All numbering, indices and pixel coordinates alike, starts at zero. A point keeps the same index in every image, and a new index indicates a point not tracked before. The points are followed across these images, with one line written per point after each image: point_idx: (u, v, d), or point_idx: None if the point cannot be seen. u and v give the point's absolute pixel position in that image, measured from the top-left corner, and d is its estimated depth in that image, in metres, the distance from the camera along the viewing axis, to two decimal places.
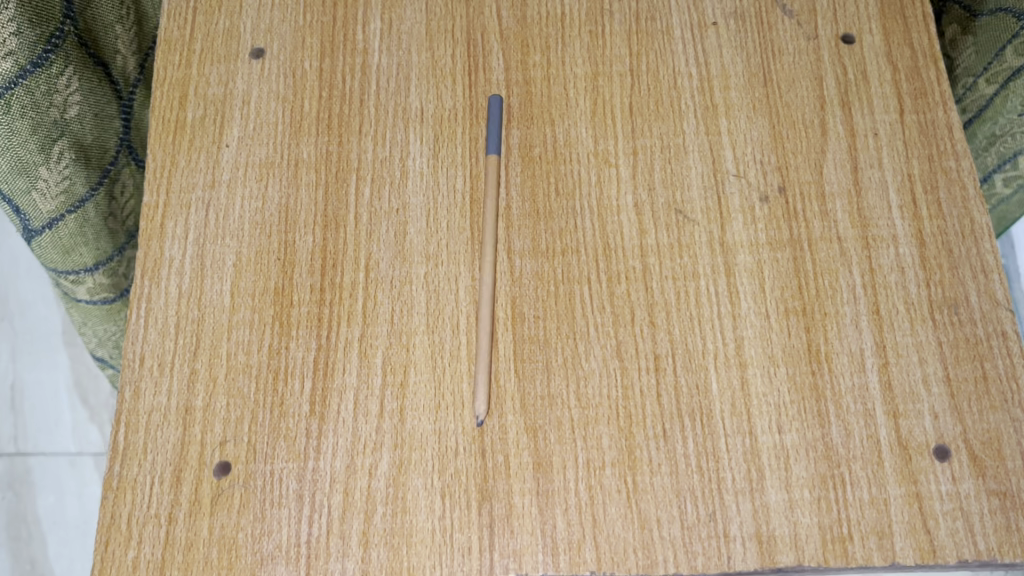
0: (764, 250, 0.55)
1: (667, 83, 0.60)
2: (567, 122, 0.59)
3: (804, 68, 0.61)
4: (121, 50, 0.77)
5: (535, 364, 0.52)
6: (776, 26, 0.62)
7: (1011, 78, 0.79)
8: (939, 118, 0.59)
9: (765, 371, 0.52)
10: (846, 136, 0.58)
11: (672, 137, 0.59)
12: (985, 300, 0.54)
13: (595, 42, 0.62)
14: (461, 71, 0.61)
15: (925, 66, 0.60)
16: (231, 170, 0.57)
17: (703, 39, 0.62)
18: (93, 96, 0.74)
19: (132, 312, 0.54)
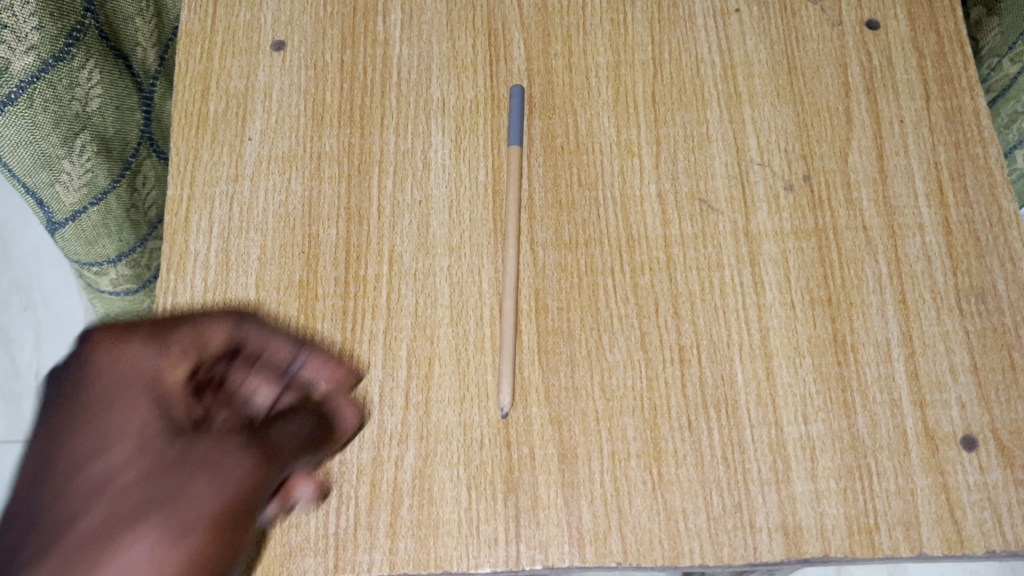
0: (789, 240, 0.55)
1: (690, 71, 0.60)
2: (590, 112, 0.59)
3: (828, 55, 0.60)
4: (141, 42, 0.77)
5: (560, 355, 0.52)
6: (800, 13, 0.61)
7: None
8: (966, 105, 0.58)
9: (791, 361, 0.52)
10: (872, 123, 0.58)
11: (696, 126, 0.58)
12: (1013, 289, 0.53)
13: (617, 30, 0.61)
14: (482, 62, 0.60)
15: (951, 51, 0.60)
16: (254, 163, 0.58)
17: (726, 26, 0.61)
18: (114, 88, 0.74)
19: (158, 305, 0.54)
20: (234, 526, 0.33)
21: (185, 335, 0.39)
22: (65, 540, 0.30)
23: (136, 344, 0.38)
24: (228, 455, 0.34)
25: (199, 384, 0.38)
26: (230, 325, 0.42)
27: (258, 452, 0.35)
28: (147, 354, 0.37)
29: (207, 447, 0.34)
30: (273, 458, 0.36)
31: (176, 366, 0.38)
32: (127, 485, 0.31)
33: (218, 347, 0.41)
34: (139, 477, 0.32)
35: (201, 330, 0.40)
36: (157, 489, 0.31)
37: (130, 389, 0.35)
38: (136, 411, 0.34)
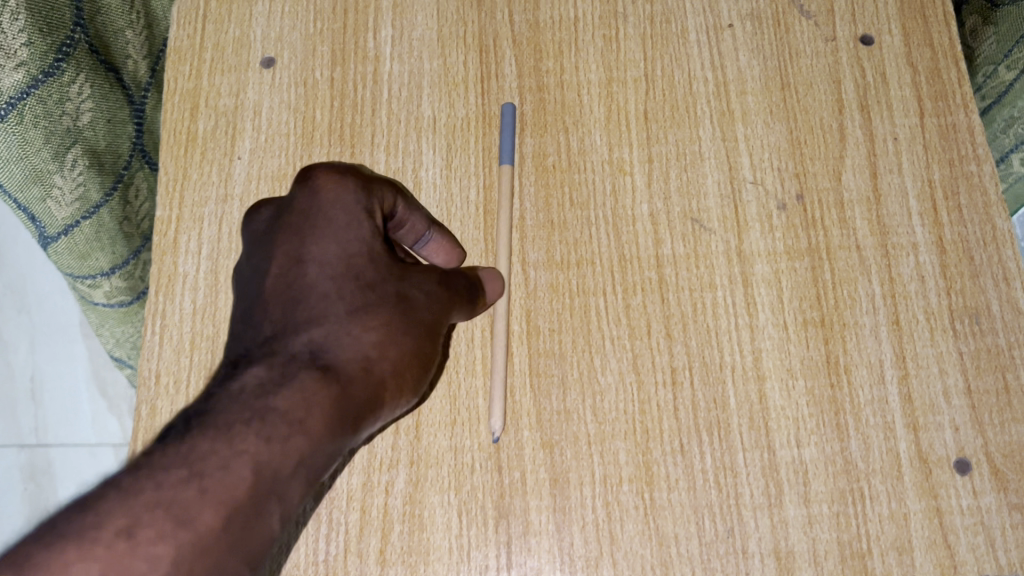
0: (782, 260, 0.55)
1: (682, 88, 0.59)
2: (582, 130, 0.58)
3: (822, 72, 0.59)
4: (132, 55, 0.76)
5: (551, 378, 0.52)
6: (794, 28, 0.61)
7: None
8: (960, 122, 0.58)
9: (783, 384, 0.52)
10: (865, 141, 0.57)
11: (688, 144, 0.58)
12: (1007, 309, 0.53)
13: (609, 46, 0.61)
14: (473, 79, 0.60)
15: (946, 67, 0.59)
16: (243, 183, 0.57)
17: (719, 41, 0.61)
18: (105, 102, 0.73)
19: (147, 328, 0.54)
20: (398, 381, 0.46)
21: (353, 207, 0.48)
22: (305, 421, 0.41)
23: (323, 233, 0.48)
24: (402, 334, 0.46)
25: (371, 245, 0.48)
26: (364, 198, 0.49)
27: (440, 300, 0.49)
28: (332, 236, 0.47)
29: (395, 317, 0.47)
30: (446, 300, 0.49)
31: (359, 237, 0.48)
32: (373, 365, 0.45)
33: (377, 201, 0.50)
34: (375, 360, 0.45)
35: (369, 186, 0.50)
36: (375, 369, 0.45)
37: (319, 271, 0.47)
38: (342, 299, 0.46)
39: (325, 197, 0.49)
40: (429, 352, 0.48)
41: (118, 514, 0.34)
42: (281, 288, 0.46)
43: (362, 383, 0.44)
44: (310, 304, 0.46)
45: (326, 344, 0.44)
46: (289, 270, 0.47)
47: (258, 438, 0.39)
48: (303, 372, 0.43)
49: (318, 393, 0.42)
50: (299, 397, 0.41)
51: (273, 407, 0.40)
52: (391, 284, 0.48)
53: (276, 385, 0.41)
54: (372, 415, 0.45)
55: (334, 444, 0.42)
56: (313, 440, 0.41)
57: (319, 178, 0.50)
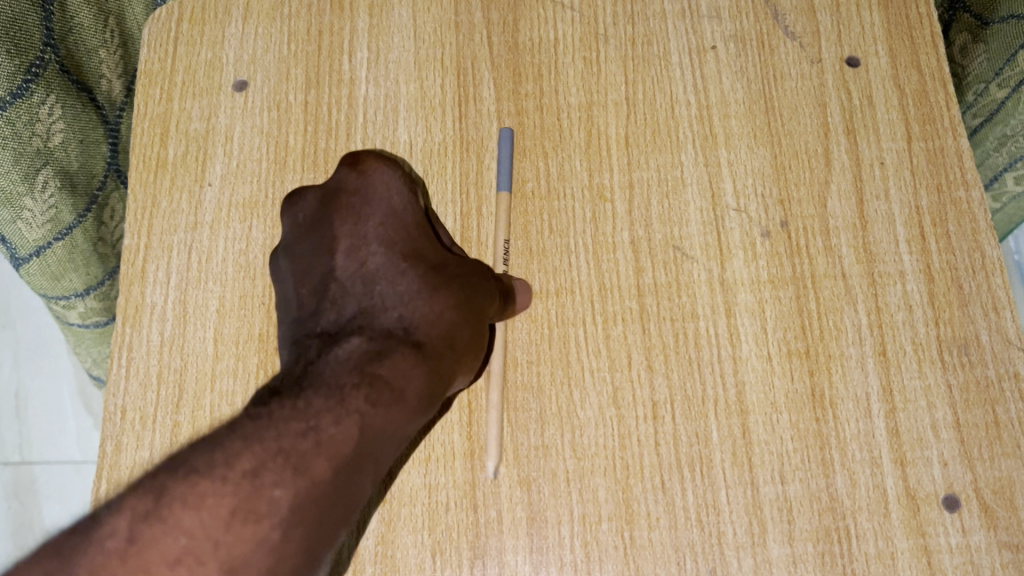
0: (766, 289, 0.53)
1: (664, 112, 0.58)
2: (561, 155, 0.57)
3: (807, 94, 0.58)
4: (106, 74, 0.74)
5: (529, 413, 0.51)
6: (778, 50, 0.59)
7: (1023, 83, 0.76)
8: (948, 146, 0.56)
9: (767, 418, 0.50)
10: (851, 166, 0.56)
11: (670, 169, 0.56)
12: (997, 339, 0.51)
13: (589, 69, 0.60)
14: (451, 103, 0.58)
15: (934, 90, 0.58)
16: (213, 211, 0.56)
17: (702, 64, 0.59)
18: (77, 123, 0.72)
19: (113, 361, 0.52)
20: (471, 356, 0.48)
21: (404, 193, 0.50)
22: (403, 388, 0.43)
23: (383, 216, 0.49)
24: (473, 312, 0.48)
25: (424, 230, 0.49)
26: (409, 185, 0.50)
27: (498, 286, 0.51)
28: (393, 218, 0.49)
29: (468, 294, 0.48)
30: (503, 287, 0.51)
31: (414, 221, 0.49)
32: (451, 339, 0.46)
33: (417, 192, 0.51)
34: (454, 334, 0.47)
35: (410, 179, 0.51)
36: (454, 343, 0.46)
37: (391, 249, 0.48)
38: (417, 275, 0.47)
39: (376, 180, 0.50)
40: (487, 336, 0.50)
41: (245, 458, 0.36)
42: (352, 268, 0.47)
43: (443, 355, 0.46)
44: (386, 280, 0.47)
45: (410, 317, 0.46)
46: (356, 249, 0.48)
47: (363, 398, 0.41)
48: (397, 343, 0.44)
49: (409, 361, 0.44)
50: (396, 363, 0.43)
51: (375, 373, 0.42)
52: (456, 266, 0.49)
53: (370, 355, 0.43)
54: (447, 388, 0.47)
55: (419, 414, 0.44)
56: (408, 405, 0.43)
57: (366, 162, 0.50)
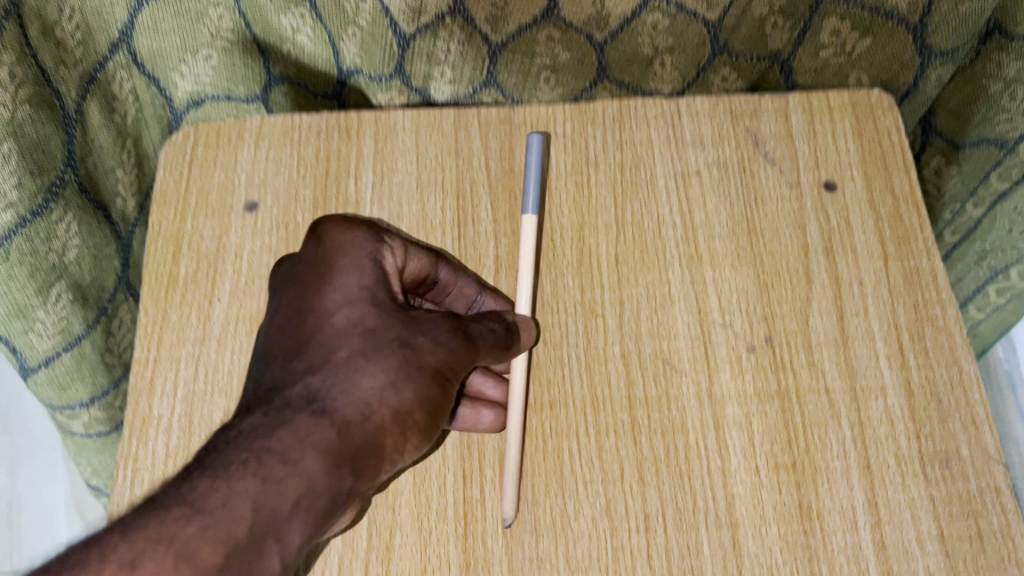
0: (752, 402, 0.55)
1: (651, 232, 0.61)
2: (555, 272, 0.60)
3: (787, 216, 0.61)
4: (121, 192, 0.78)
5: (448, 521, 0.52)
6: (759, 174, 0.63)
7: (999, 200, 0.84)
8: (923, 266, 0.59)
9: (757, 530, 0.52)
10: (831, 285, 0.59)
11: (659, 286, 0.59)
12: (977, 453, 0.53)
13: (581, 191, 0.63)
14: (450, 223, 0.62)
15: (907, 212, 0.61)
16: (221, 325, 0.58)
17: (687, 187, 0.63)
18: (93, 238, 0.75)
19: (119, 471, 0.54)
20: (404, 421, 0.48)
21: (361, 256, 0.52)
22: (298, 460, 0.44)
23: (328, 282, 0.51)
24: (409, 378, 0.48)
25: (373, 292, 0.51)
26: (367, 246, 0.53)
27: (454, 344, 0.50)
28: (339, 283, 0.51)
29: (398, 364, 0.48)
30: (463, 344, 0.50)
31: (361, 285, 0.51)
32: (372, 411, 0.47)
33: (385, 250, 0.53)
34: (376, 403, 0.47)
35: (380, 238, 0.54)
36: (372, 418, 0.47)
37: (331, 317, 0.50)
38: (349, 340, 0.49)
39: (332, 246, 0.53)
40: (445, 393, 0.50)
41: (122, 549, 0.40)
42: (293, 332, 0.50)
43: (356, 429, 0.46)
44: (321, 346, 0.49)
45: (321, 389, 0.47)
46: (302, 314, 0.51)
47: (260, 478, 0.43)
48: (300, 413, 0.46)
49: (312, 434, 0.45)
50: (291, 437, 0.44)
51: (267, 448, 0.44)
52: (397, 330, 0.50)
53: (265, 429, 0.45)
54: (375, 460, 0.47)
55: (331, 486, 0.45)
56: (312, 477, 0.44)
57: (326, 229, 0.54)
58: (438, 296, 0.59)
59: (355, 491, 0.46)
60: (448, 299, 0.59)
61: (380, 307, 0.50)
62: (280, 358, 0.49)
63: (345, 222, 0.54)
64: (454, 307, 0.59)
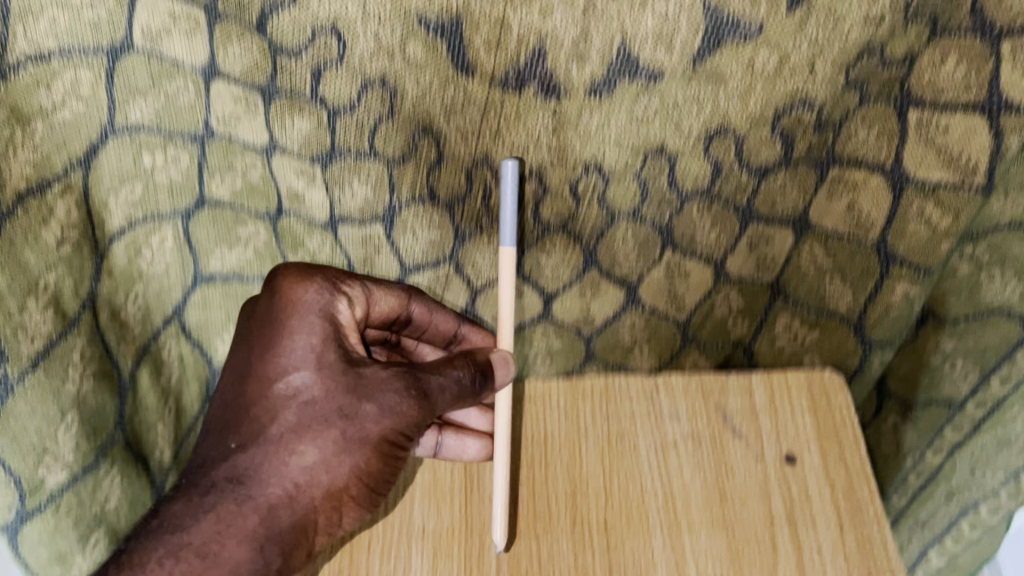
0: None
1: (635, 500, 0.69)
2: (550, 537, 0.67)
3: (754, 487, 0.69)
4: (161, 444, 0.81)
5: None
6: (729, 447, 0.72)
7: (958, 448, 0.86)
8: (874, 534, 0.66)
9: None
10: (794, 553, 0.65)
11: (642, 552, 0.66)
12: None
13: (573, 461, 0.72)
14: (458, 488, 0.69)
15: (860, 485, 0.68)
16: None
17: (666, 460, 0.71)
18: (131, 488, 0.77)
19: None
20: (335, 502, 0.55)
21: (312, 315, 0.57)
22: (218, 554, 0.52)
23: (278, 343, 0.56)
24: (352, 452, 0.54)
25: (320, 353, 0.56)
26: (315, 305, 0.57)
27: (407, 407, 0.55)
28: (287, 345, 0.56)
29: (338, 437, 0.54)
30: (417, 403, 0.55)
31: (309, 346, 0.56)
32: (300, 492, 0.54)
33: (341, 301, 0.59)
34: (310, 483, 0.54)
35: (336, 289, 0.59)
36: (298, 501, 0.54)
37: (280, 380, 0.55)
38: (292, 407, 0.55)
39: (283, 308, 0.57)
40: (394, 447, 0.56)
41: None
42: (249, 391, 0.56)
43: (285, 514, 0.53)
44: (265, 411, 0.55)
45: (246, 472, 0.54)
46: (254, 376, 0.56)
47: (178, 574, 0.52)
48: (223, 501, 0.53)
49: (231, 524, 0.53)
50: (209, 531, 0.52)
51: (185, 544, 0.52)
52: (345, 398, 0.55)
53: (186, 522, 0.53)
54: (302, 541, 0.54)
55: (258, 566, 0.53)
56: (236, 564, 0.52)
57: (279, 288, 0.58)
58: (418, 330, 0.66)
59: (284, 569, 0.54)
60: (427, 331, 0.66)
61: (326, 370, 0.55)
62: (216, 434, 0.56)
63: (302, 273, 0.59)
64: (434, 336, 0.67)
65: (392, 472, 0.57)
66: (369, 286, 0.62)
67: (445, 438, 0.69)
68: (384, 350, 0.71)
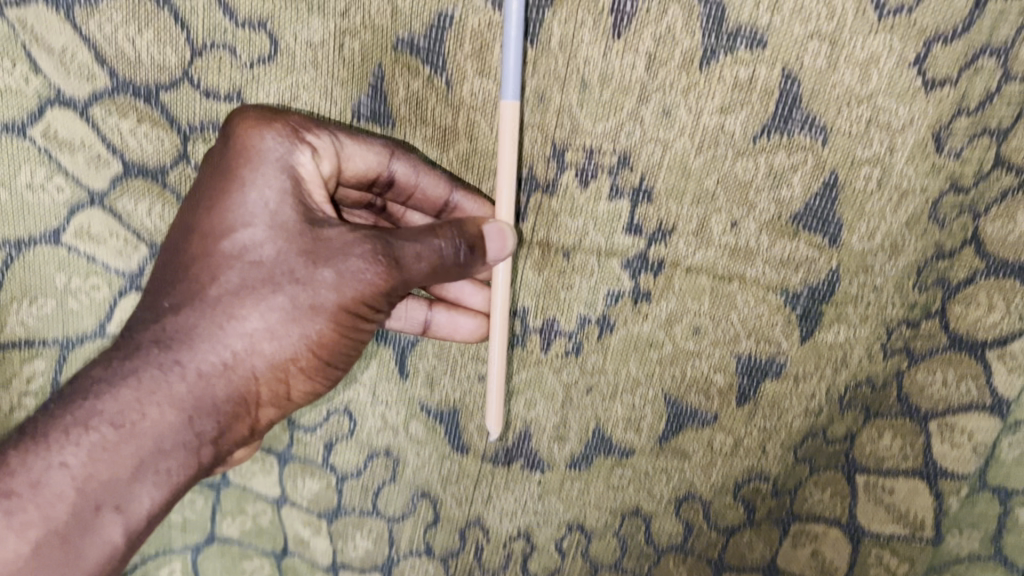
0: None
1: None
2: None
3: None
4: None
5: None
6: None
7: None
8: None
9: None
10: None
11: None
12: None
13: None
14: None
15: None
16: None
17: None
18: None
19: None
20: (280, 374, 0.46)
21: (270, 168, 0.45)
22: (136, 425, 0.43)
23: (227, 194, 0.45)
24: (301, 320, 0.45)
25: (274, 211, 0.45)
26: (270, 143, 0.45)
27: (372, 275, 0.44)
28: (237, 201, 0.45)
29: (285, 303, 0.44)
30: (387, 272, 0.44)
31: (263, 203, 0.45)
32: (237, 362, 0.45)
33: (304, 151, 0.46)
34: (250, 351, 0.45)
35: (298, 137, 0.46)
36: (234, 371, 0.45)
37: (226, 237, 0.45)
38: (237, 268, 0.44)
39: (235, 147, 0.46)
40: (355, 315, 0.46)
41: None
42: (190, 246, 0.45)
43: (220, 383, 0.45)
44: (205, 270, 0.45)
45: (175, 332, 0.45)
46: (191, 229, 0.46)
47: (88, 449, 0.43)
48: (149, 366, 0.44)
49: (155, 391, 0.44)
50: (128, 398, 0.44)
51: (97, 412, 0.43)
52: (299, 262, 0.44)
53: (103, 387, 0.44)
54: (243, 413, 0.46)
55: (185, 439, 0.45)
56: (158, 436, 0.44)
57: (230, 126, 0.46)
58: (402, 195, 0.52)
59: (220, 441, 0.46)
60: (415, 196, 0.52)
61: (283, 232, 0.44)
62: (146, 297, 0.47)
63: (262, 114, 0.46)
64: (421, 203, 0.52)
65: (355, 343, 0.48)
66: (340, 136, 0.48)
67: (436, 315, 0.55)
68: (368, 216, 0.58)
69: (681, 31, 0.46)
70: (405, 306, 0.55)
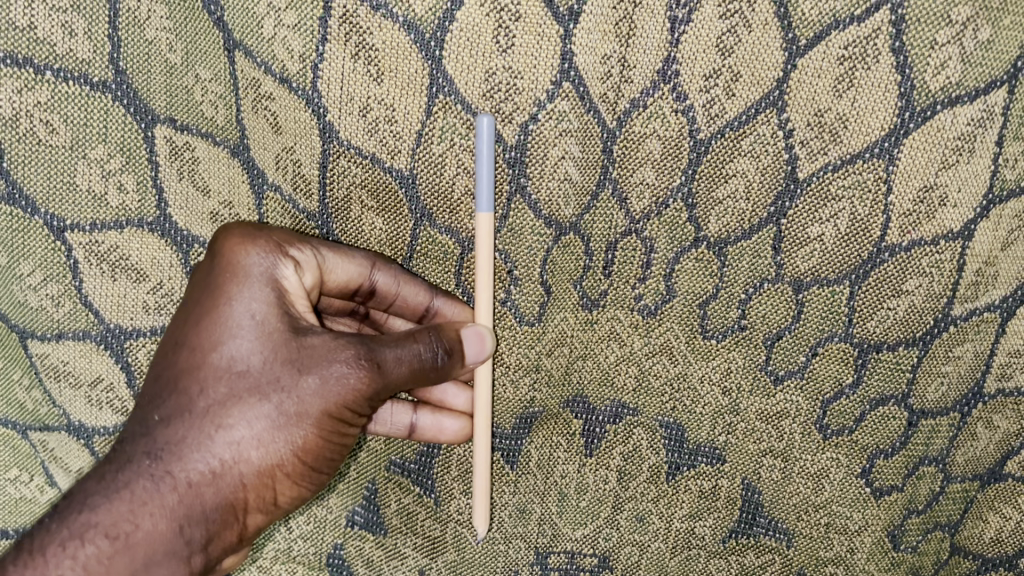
0: None
1: None
2: None
3: None
4: None
5: None
6: None
7: None
8: None
9: None
10: None
11: None
12: None
13: None
14: None
15: None
16: None
17: None
18: None
19: None
20: (266, 486, 0.42)
21: (255, 282, 0.42)
22: (130, 536, 0.38)
23: (211, 311, 0.41)
24: (289, 427, 0.41)
25: (261, 319, 0.41)
26: (262, 257, 0.43)
27: (356, 380, 0.41)
28: (223, 318, 0.41)
29: (273, 411, 0.41)
30: (370, 377, 0.41)
31: (249, 313, 0.41)
32: (225, 470, 0.40)
33: (288, 265, 0.43)
34: (237, 458, 0.40)
35: (282, 252, 0.44)
36: (223, 480, 0.40)
37: (213, 349, 0.41)
38: (225, 380, 0.40)
39: (223, 264, 0.43)
40: (340, 421, 0.42)
41: None
42: (176, 357, 0.41)
43: (210, 491, 0.40)
44: (192, 382, 0.40)
45: (168, 445, 0.40)
46: (175, 345, 0.42)
47: (84, 563, 0.37)
48: (141, 477, 0.39)
49: (147, 502, 0.39)
50: (120, 510, 0.38)
51: (91, 523, 0.38)
52: (285, 371, 0.41)
53: (97, 499, 0.38)
54: (230, 523, 0.41)
55: (176, 548, 0.39)
56: (149, 547, 0.39)
57: (218, 244, 0.43)
58: (383, 303, 0.50)
59: (204, 557, 0.41)
60: (395, 304, 0.50)
61: (270, 341, 0.41)
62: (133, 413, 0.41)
63: (247, 232, 0.44)
64: (402, 310, 0.50)
65: (343, 448, 0.44)
66: (321, 248, 0.46)
67: (420, 418, 0.51)
68: (351, 322, 0.55)
69: (647, 450, 0.52)
70: (389, 409, 0.51)
